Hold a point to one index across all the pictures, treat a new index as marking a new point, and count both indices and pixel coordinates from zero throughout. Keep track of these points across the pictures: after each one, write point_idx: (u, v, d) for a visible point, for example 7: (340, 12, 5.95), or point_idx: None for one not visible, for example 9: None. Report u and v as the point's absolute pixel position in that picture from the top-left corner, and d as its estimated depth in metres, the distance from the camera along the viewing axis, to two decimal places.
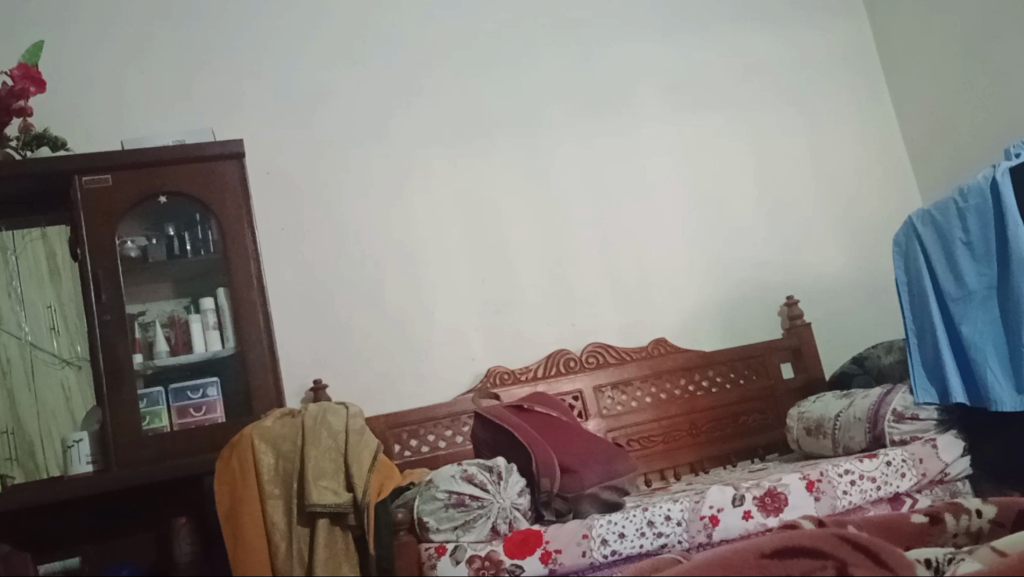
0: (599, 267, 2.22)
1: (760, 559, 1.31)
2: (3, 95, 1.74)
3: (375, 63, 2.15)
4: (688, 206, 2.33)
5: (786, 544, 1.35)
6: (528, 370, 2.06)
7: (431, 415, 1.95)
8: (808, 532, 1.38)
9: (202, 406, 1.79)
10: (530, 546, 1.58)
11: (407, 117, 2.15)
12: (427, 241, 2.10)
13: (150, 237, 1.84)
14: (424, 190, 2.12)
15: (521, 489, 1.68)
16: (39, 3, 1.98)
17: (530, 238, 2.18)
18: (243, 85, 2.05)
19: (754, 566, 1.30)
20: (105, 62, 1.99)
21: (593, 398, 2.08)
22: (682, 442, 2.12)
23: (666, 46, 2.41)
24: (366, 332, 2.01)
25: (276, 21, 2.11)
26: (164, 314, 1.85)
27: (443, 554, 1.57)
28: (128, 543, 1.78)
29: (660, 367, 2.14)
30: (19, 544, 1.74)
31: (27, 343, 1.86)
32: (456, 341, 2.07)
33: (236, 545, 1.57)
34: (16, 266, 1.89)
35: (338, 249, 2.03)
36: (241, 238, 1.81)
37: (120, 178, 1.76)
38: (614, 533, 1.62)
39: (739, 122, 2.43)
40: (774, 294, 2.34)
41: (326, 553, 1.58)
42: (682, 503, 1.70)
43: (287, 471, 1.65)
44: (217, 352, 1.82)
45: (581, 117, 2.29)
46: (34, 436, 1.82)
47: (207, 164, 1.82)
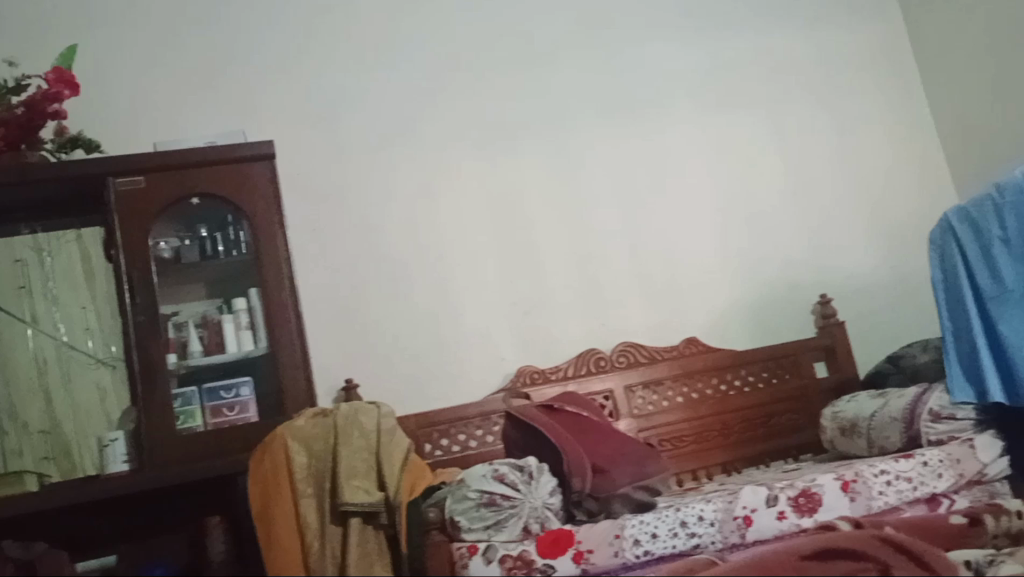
0: (628, 267, 2.20)
1: (799, 562, 1.29)
2: (38, 99, 1.76)
3: (403, 64, 2.16)
4: (717, 205, 2.31)
5: (825, 547, 1.33)
6: (558, 369, 2.05)
7: (461, 415, 1.96)
8: (847, 535, 1.36)
9: (235, 406, 1.81)
10: (563, 545, 1.58)
11: (435, 117, 2.15)
12: (457, 242, 2.10)
13: (183, 238, 1.85)
14: (453, 190, 2.12)
15: (552, 489, 1.68)
16: (72, 9, 2.00)
17: (560, 237, 2.17)
18: (272, 88, 2.06)
19: (793, 568, 1.28)
20: (136, 66, 2.00)
21: (624, 398, 2.07)
22: (714, 442, 2.11)
23: (694, 44, 2.40)
24: (396, 332, 2.01)
25: (306, 23, 2.12)
26: (197, 315, 1.86)
27: (474, 553, 1.57)
28: (163, 543, 1.79)
29: (691, 367, 2.13)
30: (56, 542, 1.75)
31: (64, 344, 1.89)
32: (486, 341, 2.06)
33: (271, 543, 1.58)
34: (53, 267, 1.91)
35: (368, 250, 2.04)
36: (272, 239, 1.82)
37: (153, 180, 1.78)
38: (646, 533, 1.61)
39: (768, 120, 2.41)
40: (806, 293, 2.32)
41: (359, 554, 1.58)
42: (715, 504, 1.68)
43: (320, 471, 1.66)
44: (249, 352, 1.83)
45: (610, 117, 2.28)
46: (70, 436, 1.84)
47: (239, 166, 1.83)
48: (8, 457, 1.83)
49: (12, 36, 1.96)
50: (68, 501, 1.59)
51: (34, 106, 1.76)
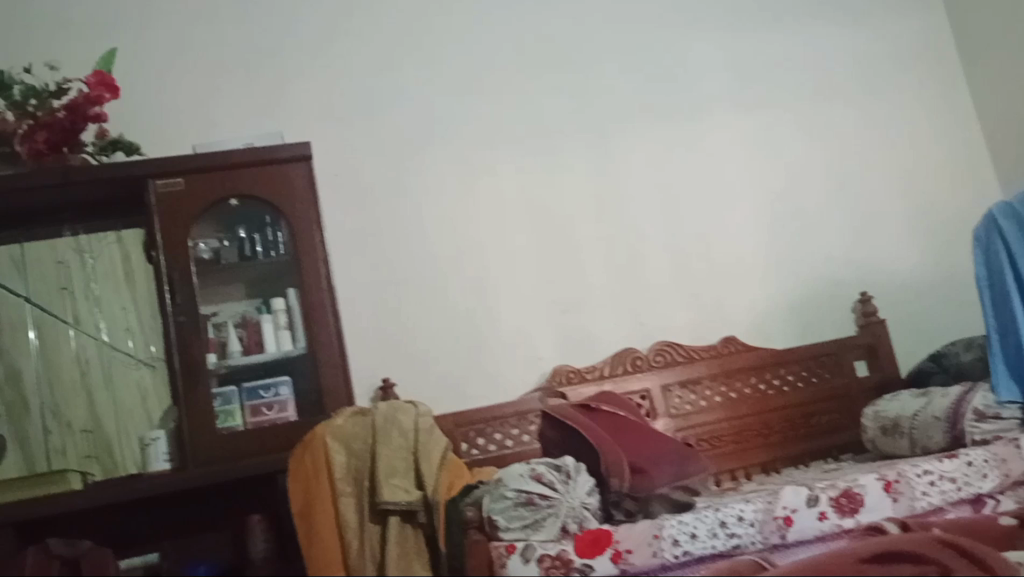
0: (665, 266, 2.19)
1: (856, 564, 1.34)
2: (80, 102, 1.78)
3: (440, 64, 2.16)
4: (756, 202, 2.29)
5: (887, 549, 1.38)
6: (594, 369, 2.04)
7: (497, 415, 1.95)
8: (908, 537, 1.40)
9: (274, 405, 1.81)
10: (602, 546, 1.57)
11: (473, 118, 2.15)
12: (494, 242, 2.10)
13: (222, 239, 1.86)
14: (491, 190, 2.12)
15: (590, 489, 1.67)
16: (112, 12, 2.02)
17: (596, 237, 2.16)
18: (310, 89, 2.07)
19: (851, 569, 1.33)
20: (175, 68, 2.02)
21: (661, 397, 2.06)
22: (753, 443, 2.09)
23: (732, 41, 2.37)
24: (434, 332, 2.01)
25: (343, 24, 2.12)
26: (237, 315, 1.87)
27: (513, 552, 1.54)
28: (204, 540, 1.80)
29: (729, 366, 2.11)
30: (100, 539, 1.78)
31: (105, 344, 1.89)
32: (522, 341, 2.06)
33: (311, 540, 1.60)
34: (93, 268, 1.91)
35: (406, 250, 2.04)
36: (310, 240, 1.83)
37: (192, 181, 1.79)
38: (686, 534, 1.60)
39: (807, 116, 2.38)
40: (846, 290, 2.29)
41: (398, 550, 1.59)
42: (755, 504, 1.66)
43: (359, 469, 1.68)
44: (289, 352, 1.84)
45: (647, 115, 2.27)
46: (112, 436, 1.84)
47: (278, 167, 1.84)
48: (51, 456, 1.84)
49: (54, 40, 1.99)
50: (110, 499, 1.61)
51: (76, 110, 1.77)
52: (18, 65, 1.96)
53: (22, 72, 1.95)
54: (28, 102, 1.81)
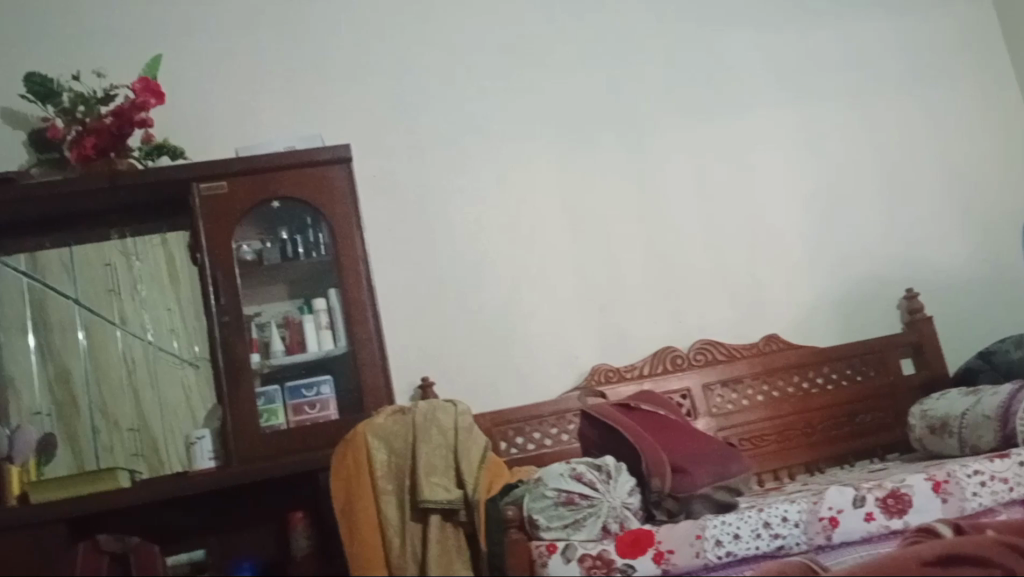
0: (704, 264, 2.17)
1: (921, 567, 1.36)
2: (126, 107, 1.81)
3: (479, 64, 2.17)
4: (796, 199, 2.26)
5: (950, 552, 1.39)
6: (633, 368, 2.03)
7: (536, 413, 1.95)
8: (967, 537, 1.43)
9: (316, 403, 1.83)
10: (642, 546, 1.56)
11: (510, 118, 2.15)
12: (534, 241, 2.10)
13: (264, 241, 1.89)
14: (529, 190, 2.12)
15: (631, 489, 1.68)
16: (155, 18, 2.06)
17: (634, 235, 2.15)
18: (349, 91, 2.09)
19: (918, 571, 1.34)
20: (216, 71, 2.05)
21: (702, 396, 2.04)
22: (796, 442, 2.06)
23: (772, 36, 2.35)
24: (473, 331, 2.02)
25: (382, 27, 2.14)
26: (279, 315, 1.90)
27: (553, 552, 1.54)
28: (247, 537, 1.84)
29: (771, 365, 2.08)
30: (148, 535, 1.81)
31: (151, 344, 1.89)
32: (560, 340, 2.06)
33: (352, 538, 1.60)
34: (140, 271, 1.92)
35: (445, 249, 2.05)
36: (350, 240, 1.85)
37: (235, 185, 1.82)
38: (728, 534, 1.59)
39: (850, 112, 2.35)
40: (889, 288, 2.25)
41: (439, 549, 1.60)
42: (800, 505, 1.65)
43: (399, 468, 1.69)
44: (330, 351, 1.86)
45: (685, 112, 2.25)
46: (159, 433, 1.86)
47: (318, 170, 1.86)
48: (100, 453, 1.84)
49: (101, 46, 2.03)
50: (158, 496, 1.64)
51: (122, 115, 1.81)
52: (67, 72, 2.00)
53: (70, 80, 1.98)
54: (77, 110, 1.86)
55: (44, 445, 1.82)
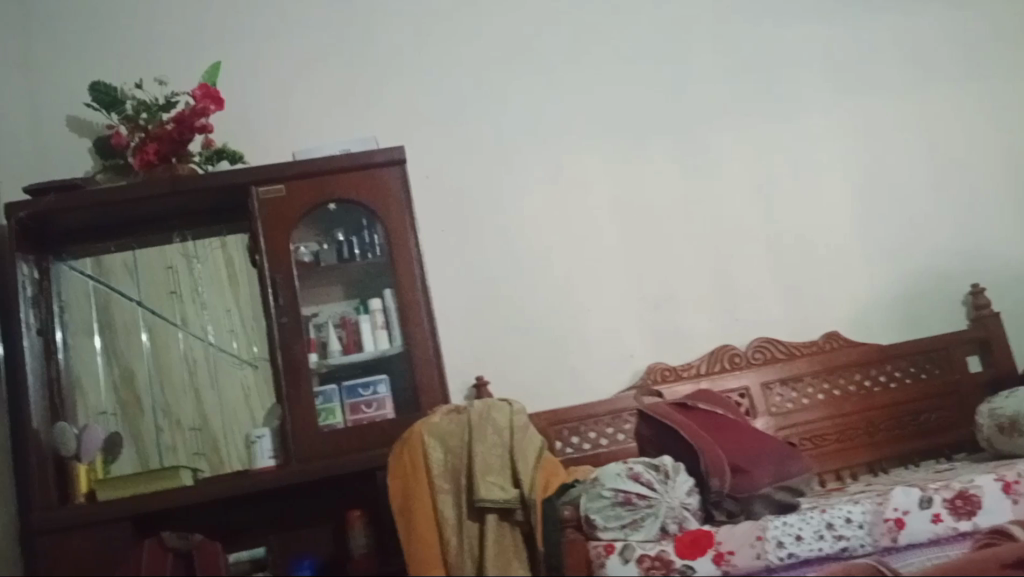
0: (761, 261, 2.14)
1: (1001, 568, 1.36)
2: (187, 114, 1.85)
3: (530, 63, 2.18)
4: (853, 195, 2.22)
5: None
6: (690, 367, 2.01)
7: (592, 413, 1.93)
8: None
9: (373, 402, 1.84)
10: (702, 547, 1.56)
11: (561, 116, 2.16)
12: (588, 239, 2.09)
13: (321, 243, 1.91)
14: (582, 188, 2.12)
15: (690, 489, 1.66)
16: (211, 24, 2.10)
17: (689, 233, 2.13)
18: (402, 93, 2.11)
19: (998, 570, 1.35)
20: (273, 75, 2.08)
21: (761, 395, 2.00)
22: (859, 443, 2.01)
23: (828, 30, 2.32)
24: (528, 330, 2.02)
25: (436, 29, 2.16)
26: (336, 315, 1.91)
27: (611, 552, 1.56)
28: (305, 536, 1.85)
29: (832, 362, 2.04)
30: (212, 533, 1.84)
31: (212, 346, 1.91)
32: (615, 338, 2.04)
33: (411, 537, 1.63)
34: (200, 274, 1.94)
35: (499, 249, 2.06)
36: (405, 241, 1.86)
37: (293, 188, 1.85)
38: (790, 535, 1.56)
39: (909, 104, 2.30)
40: (952, 284, 2.20)
41: (496, 548, 1.61)
42: (864, 505, 1.62)
43: (456, 467, 1.69)
44: (385, 351, 1.87)
45: (738, 108, 2.23)
46: (218, 434, 1.86)
47: (373, 172, 1.88)
48: (163, 452, 1.86)
49: (162, 53, 2.07)
50: (220, 493, 1.68)
51: (183, 121, 1.84)
52: (130, 80, 2.05)
53: (133, 88, 2.03)
54: (140, 117, 1.90)
55: (111, 443, 1.85)
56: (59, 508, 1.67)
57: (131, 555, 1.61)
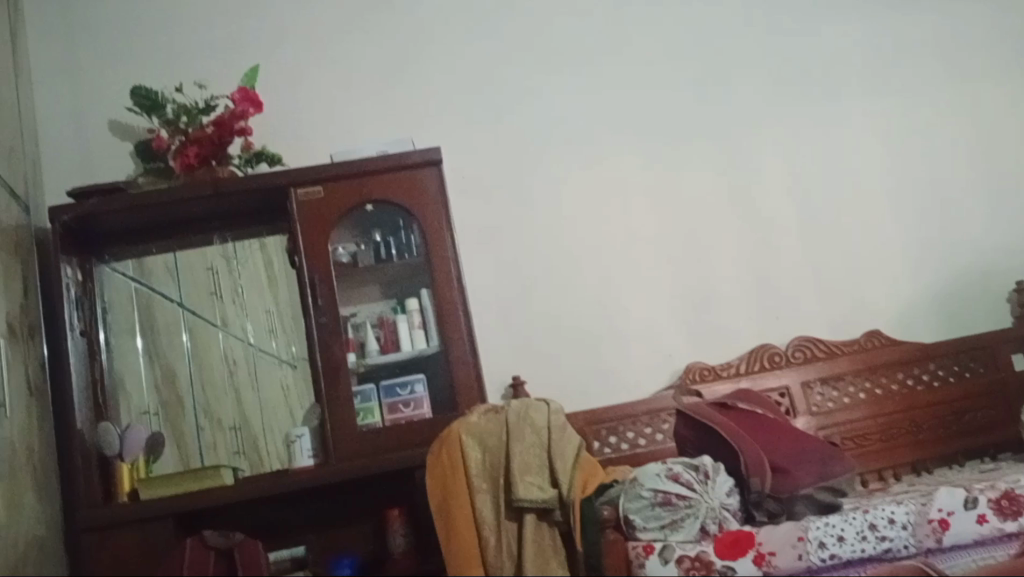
0: (799, 259, 2.12)
1: None
2: (226, 117, 1.87)
3: (566, 62, 2.18)
4: (893, 191, 2.20)
5: None
6: (729, 367, 1.99)
7: (630, 412, 1.93)
8: None
9: (411, 402, 1.85)
10: (742, 548, 1.54)
11: (597, 114, 2.15)
12: (625, 237, 2.09)
13: (359, 243, 1.92)
14: (618, 186, 2.12)
15: (729, 489, 1.66)
16: (250, 28, 2.12)
17: (726, 229, 2.12)
18: (438, 93, 2.12)
19: None
20: (311, 77, 2.10)
21: (801, 394, 1.99)
22: (902, 442, 1.98)
23: (864, 25, 2.30)
24: (565, 329, 2.01)
25: (471, 30, 2.17)
26: (374, 315, 1.91)
27: (650, 553, 1.55)
28: (346, 535, 1.86)
29: (874, 361, 2.02)
30: (253, 531, 1.86)
31: (251, 347, 1.92)
32: (653, 337, 2.04)
33: (451, 536, 1.64)
34: (241, 275, 1.95)
35: (535, 248, 2.06)
36: (442, 241, 1.87)
37: (331, 189, 1.87)
38: (832, 536, 1.55)
39: (949, 100, 2.28)
40: (995, 282, 2.17)
41: (534, 549, 1.60)
42: (907, 506, 1.61)
43: (493, 466, 1.69)
44: (423, 350, 1.88)
45: (775, 105, 2.22)
46: (259, 432, 1.87)
47: (410, 173, 1.89)
48: (204, 451, 1.87)
49: (202, 56, 2.10)
50: (261, 492, 1.69)
51: (223, 125, 1.87)
52: (170, 84, 2.07)
53: (173, 92, 2.06)
54: (180, 121, 1.92)
55: (152, 442, 1.86)
56: (103, 506, 1.69)
57: (174, 554, 1.62)
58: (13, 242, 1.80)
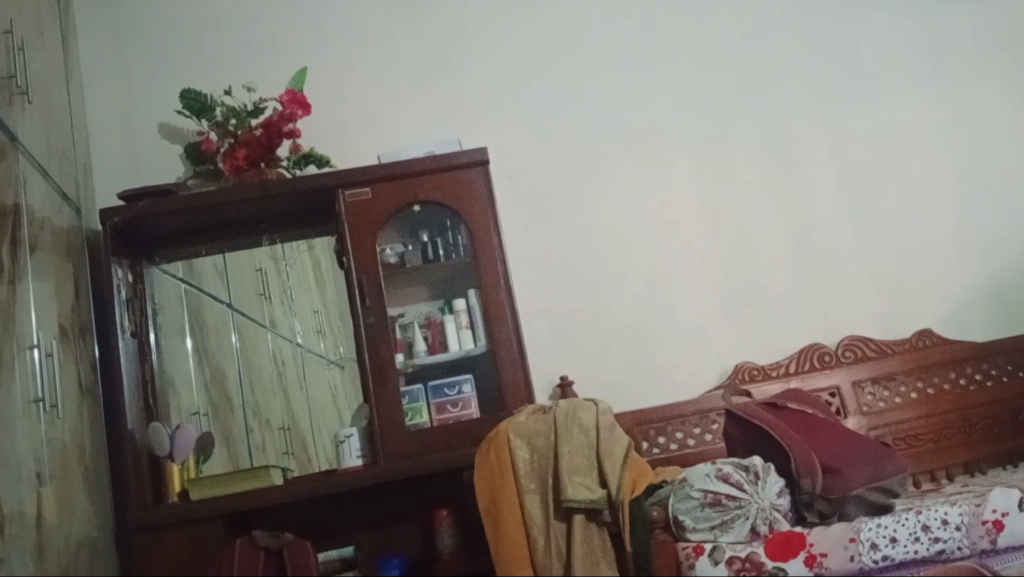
0: (847, 258, 2.11)
1: None
2: (275, 120, 1.89)
3: (612, 63, 2.18)
4: (941, 190, 2.18)
5: None
6: (779, 367, 1.99)
7: (679, 412, 1.92)
8: None
9: (458, 402, 1.85)
10: (793, 548, 1.55)
11: (643, 114, 2.16)
12: (669, 236, 2.09)
13: (406, 244, 1.92)
14: (664, 186, 2.12)
15: (780, 490, 1.63)
16: (299, 31, 2.14)
17: (772, 229, 2.11)
18: (484, 94, 2.13)
19: None
20: (359, 79, 2.12)
21: (852, 394, 1.98)
22: (954, 443, 1.97)
23: (911, 24, 2.29)
24: (612, 330, 2.01)
25: (514, 31, 2.17)
26: (421, 315, 1.91)
27: (700, 554, 1.56)
28: (395, 535, 1.87)
29: (925, 360, 2.01)
30: (301, 532, 1.87)
31: (299, 347, 1.93)
32: (700, 337, 2.03)
33: (500, 537, 1.62)
34: (289, 276, 1.97)
35: (581, 248, 2.06)
36: (489, 242, 1.87)
37: (378, 190, 1.88)
38: (885, 537, 1.54)
39: (997, 98, 2.26)
40: None
41: (583, 548, 1.58)
42: (961, 507, 1.59)
43: (542, 466, 1.67)
44: (471, 350, 1.88)
45: (820, 104, 2.21)
46: (307, 432, 1.87)
47: (458, 174, 1.90)
48: (253, 452, 1.86)
49: (251, 59, 2.11)
50: (312, 492, 1.70)
51: (272, 127, 1.89)
52: (219, 87, 2.09)
53: (222, 95, 2.08)
54: (229, 123, 1.94)
55: (202, 443, 1.87)
56: (153, 507, 1.70)
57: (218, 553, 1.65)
58: (65, 245, 1.83)
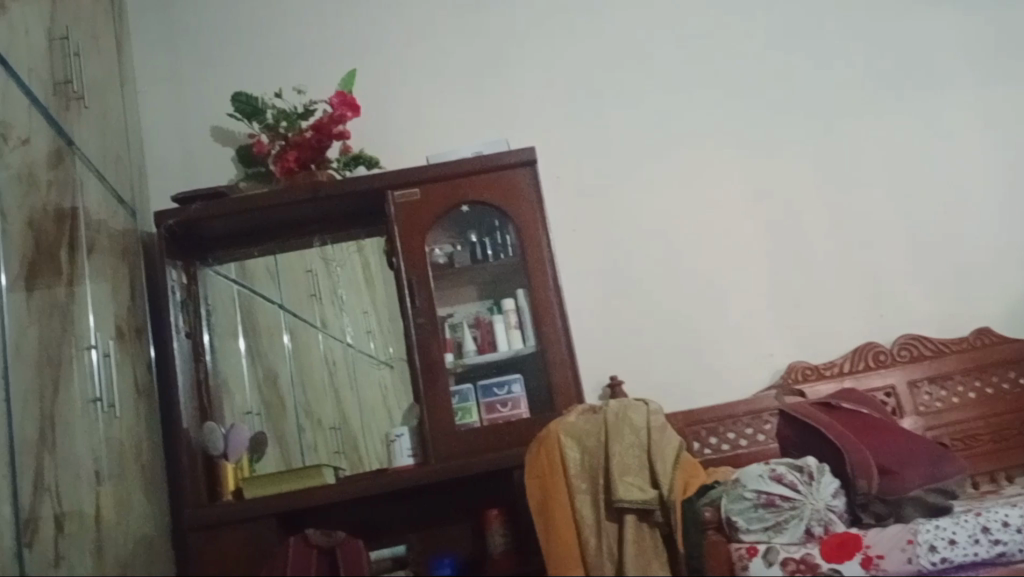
0: (900, 256, 2.08)
1: None
2: (326, 121, 1.91)
3: (660, 63, 2.17)
4: (998, 188, 2.14)
5: None
6: (833, 366, 1.97)
7: (731, 413, 1.91)
8: None
9: (508, 402, 1.85)
10: (849, 549, 1.52)
11: (692, 114, 2.14)
12: (718, 234, 2.07)
13: (455, 244, 1.93)
14: (713, 184, 2.10)
15: (836, 491, 1.60)
16: (349, 34, 2.16)
17: (823, 227, 2.09)
18: (532, 94, 2.13)
19: None
20: (407, 82, 2.13)
21: (908, 394, 1.95)
22: (1013, 443, 1.94)
23: (967, 21, 2.25)
24: (662, 330, 2.00)
25: (562, 32, 2.18)
26: (471, 315, 1.92)
27: (754, 555, 1.53)
28: (447, 534, 1.88)
29: (983, 359, 1.97)
30: (353, 530, 1.88)
31: (349, 346, 1.93)
32: (752, 337, 2.01)
33: (550, 536, 1.60)
34: (341, 277, 1.97)
35: (630, 248, 2.05)
36: (538, 241, 1.87)
37: (427, 191, 1.88)
38: (944, 539, 1.52)
39: None
40: None
41: (635, 550, 1.56)
42: (1021, 509, 1.57)
43: (592, 466, 1.64)
44: (520, 350, 1.88)
45: (871, 101, 2.18)
46: (358, 431, 1.87)
47: (507, 173, 1.90)
48: (306, 452, 1.88)
49: (301, 63, 2.13)
50: (366, 491, 1.71)
51: (322, 128, 1.90)
52: (271, 90, 2.11)
53: (273, 97, 2.10)
54: (280, 126, 1.96)
55: (255, 442, 1.89)
56: (209, 506, 1.71)
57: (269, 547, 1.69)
58: (120, 247, 1.85)
